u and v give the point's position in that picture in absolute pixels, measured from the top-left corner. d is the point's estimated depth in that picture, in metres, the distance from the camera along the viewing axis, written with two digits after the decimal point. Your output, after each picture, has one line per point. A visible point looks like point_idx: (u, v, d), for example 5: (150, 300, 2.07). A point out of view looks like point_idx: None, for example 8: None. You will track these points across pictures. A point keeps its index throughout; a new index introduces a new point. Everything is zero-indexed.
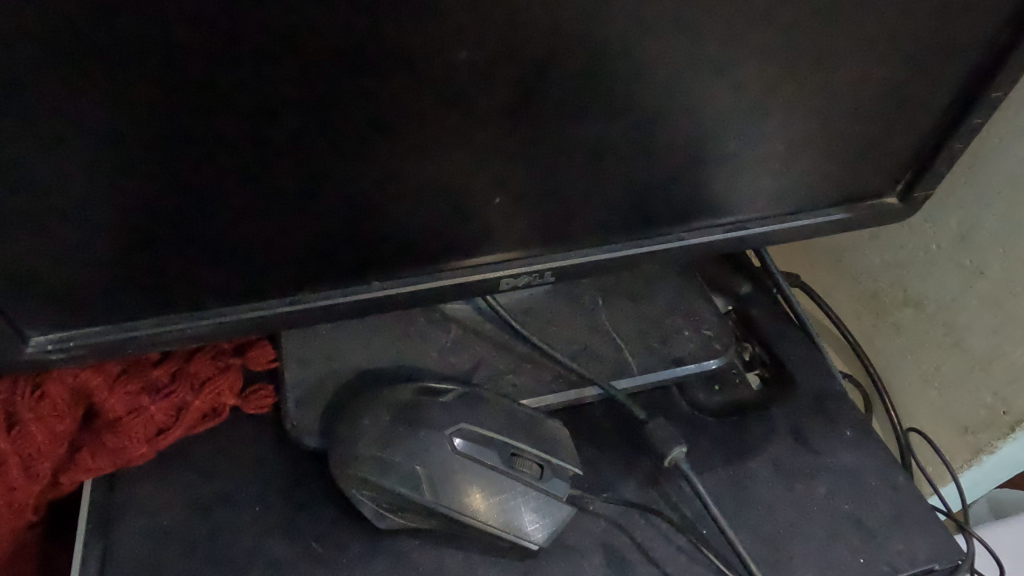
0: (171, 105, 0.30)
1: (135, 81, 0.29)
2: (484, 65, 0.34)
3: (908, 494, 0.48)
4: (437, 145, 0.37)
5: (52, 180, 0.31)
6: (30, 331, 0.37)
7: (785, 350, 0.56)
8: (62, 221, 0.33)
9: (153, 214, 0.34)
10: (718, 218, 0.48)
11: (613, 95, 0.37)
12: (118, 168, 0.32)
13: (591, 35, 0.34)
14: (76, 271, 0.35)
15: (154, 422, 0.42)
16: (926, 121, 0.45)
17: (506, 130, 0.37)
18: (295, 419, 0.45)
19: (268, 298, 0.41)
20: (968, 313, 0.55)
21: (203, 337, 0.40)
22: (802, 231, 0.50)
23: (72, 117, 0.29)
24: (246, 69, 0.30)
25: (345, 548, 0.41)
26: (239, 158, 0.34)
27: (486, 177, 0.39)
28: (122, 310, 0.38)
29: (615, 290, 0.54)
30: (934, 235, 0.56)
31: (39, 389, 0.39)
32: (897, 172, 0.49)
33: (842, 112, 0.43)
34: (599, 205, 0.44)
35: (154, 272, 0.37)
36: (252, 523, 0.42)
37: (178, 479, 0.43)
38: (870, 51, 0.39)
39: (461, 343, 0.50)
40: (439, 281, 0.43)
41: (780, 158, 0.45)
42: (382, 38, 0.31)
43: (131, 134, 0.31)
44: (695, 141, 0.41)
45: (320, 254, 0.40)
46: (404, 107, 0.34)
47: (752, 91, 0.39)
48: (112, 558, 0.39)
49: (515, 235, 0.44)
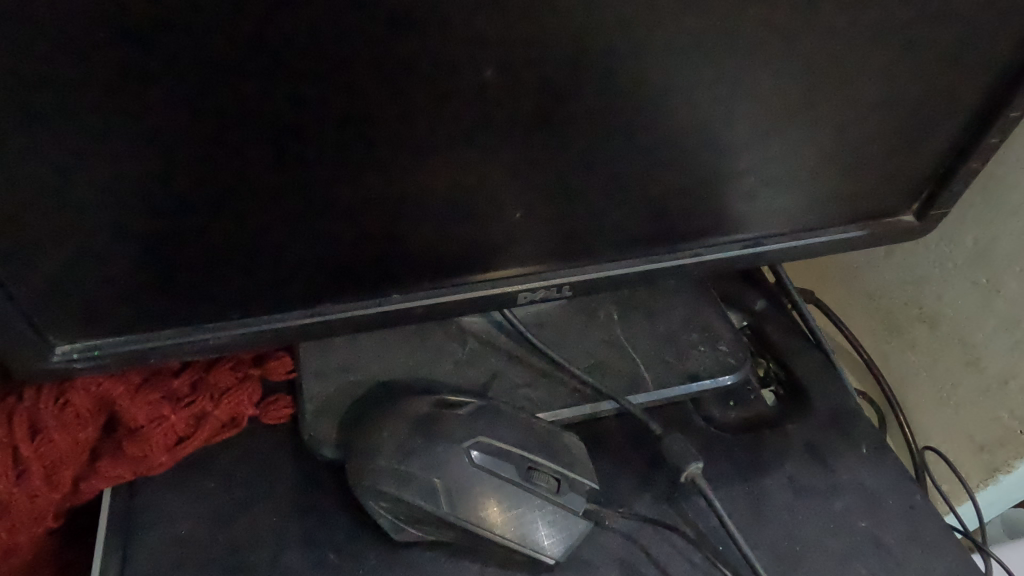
0: (199, 117, 0.31)
1: (166, 92, 0.30)
2: (507, 82, 0.34)
3: (924, 512, 0.48)
4: (458, 161, 0.37)
5: (83, 190, 0.32)
6: (56, 339, 0.38)
7: (800, 366, 0.56)
8: (90, 230, 0.34)
9: (180, 226, 0.35)
10: (735, 234, 0.48)
11: (632, 111, 0.38)
12: (146, 179, 0.32)
13: (612, 52, 0.34)
14: (101, 280, 0.36)
15: (174, 431, 0.42)
16: (942, 140, 0.45)
17: (526, 145, 0.38)
18: (311, 429, 0.45)
19: (287, 309, 0.41)
20: (985, 331, 0.55)
21: (225, 347, 0.41)
22: (818, 247, 0.50)
23: (103, 127, 0.30)
24: (274, 85, 0.31)
25: (360, 558, 0.42)
26: (263, 171, 0.34)
27: (506, 192, 0.40)
28: (146, 320, 0.39)
29: (630, 305, 0.55)
30: (950, 253, 0.56)
31: (62, 398, 0.40)
32: (913, 190, 0.49)
33: (858, 130, 0.43)
34: (616, 220, 0.44)
35: (177, 281, 0.38)
36: (269, 532, 0.42)
37: (196, 487, 0.44)
38: (886, 70, 0.40)
39: (476, 356, 0.50)
40: (457, 293, 0.44)
41: (797, 175, 0.45)
42: (407, 55, 0.32)
43: (161, 145, 0.31)
44: (712, 158, 0.42)
45: (341, 266, 0.41)
46: (427, 123, 0.35)
47: (771, 107, 0.40)
48: (130, 564, 0.40)
49: (533, 249, 0.44)
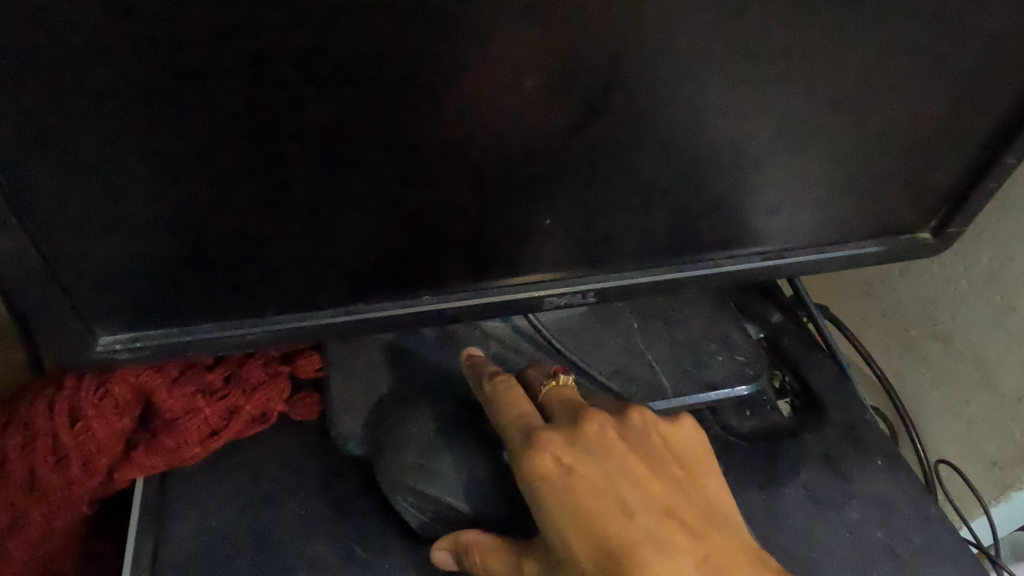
0: (252, 117, 0.33)
1: (223, 93, 0.31)
2: (546, 92, 0.36)
3: (938, 523, 0.48)
4: (493, 167, 0.39)
5: (138, 184, 0.33)
6: (101, 330, 0.39)
7: (817, 378, 0.56)
8: (141, 223, 0.35)
9: (226, 222, 0.36)
10: (756, 246, 0.49)
11: (661, 122, 0.39)
12: (199, 175, 0.34)
13: (645, 65, 0.36)
14: (148, 273, 0.37)
15: (208, 423, 0.43)
16: (961, 159, 0.47)
17: (559, 153, 0.39)
18: (339, 426, 0.46)
19: (323, 307, 0.43)
20: (998, 349, 0.56)
21: (261, 343, 0.42)
22: (837, 261, 0.51)
23: (163, 123, 0.32)
24: (326, 89, 0.33)
25: (386, 553, 0.42)
26: (309, 172, 0.36)
27: (538, 199, 0.41)
28: (187, 313, 0.40)
29: (649, 313, 0.56)
30: (963, 271, 0.57)
31: (102, 387, 0.41)
32: (932, 209, 0.50)
33: (879, 147, 0.44)
34: (641, 229, 0.45)
35: (220, 276, 0.39)
36: (298, 524, 0.43)
37: (226, 479, 0.45)
38: (908, 89, 0.41)
39: (500, 360, 0.51)
40: (486, 296, 0.45)
41: (819, 189, 0.46)
42: (452, 65, 0.33)
43: (215, 143, 0.33)
44: (737, 171, 0.43)
45: (377, 267, 0.42)
46: (466, 129, 0.36)
47: (797, 120, 0.41)
48: (163, 551, 0.41)
49: (561, 255, 0.45)
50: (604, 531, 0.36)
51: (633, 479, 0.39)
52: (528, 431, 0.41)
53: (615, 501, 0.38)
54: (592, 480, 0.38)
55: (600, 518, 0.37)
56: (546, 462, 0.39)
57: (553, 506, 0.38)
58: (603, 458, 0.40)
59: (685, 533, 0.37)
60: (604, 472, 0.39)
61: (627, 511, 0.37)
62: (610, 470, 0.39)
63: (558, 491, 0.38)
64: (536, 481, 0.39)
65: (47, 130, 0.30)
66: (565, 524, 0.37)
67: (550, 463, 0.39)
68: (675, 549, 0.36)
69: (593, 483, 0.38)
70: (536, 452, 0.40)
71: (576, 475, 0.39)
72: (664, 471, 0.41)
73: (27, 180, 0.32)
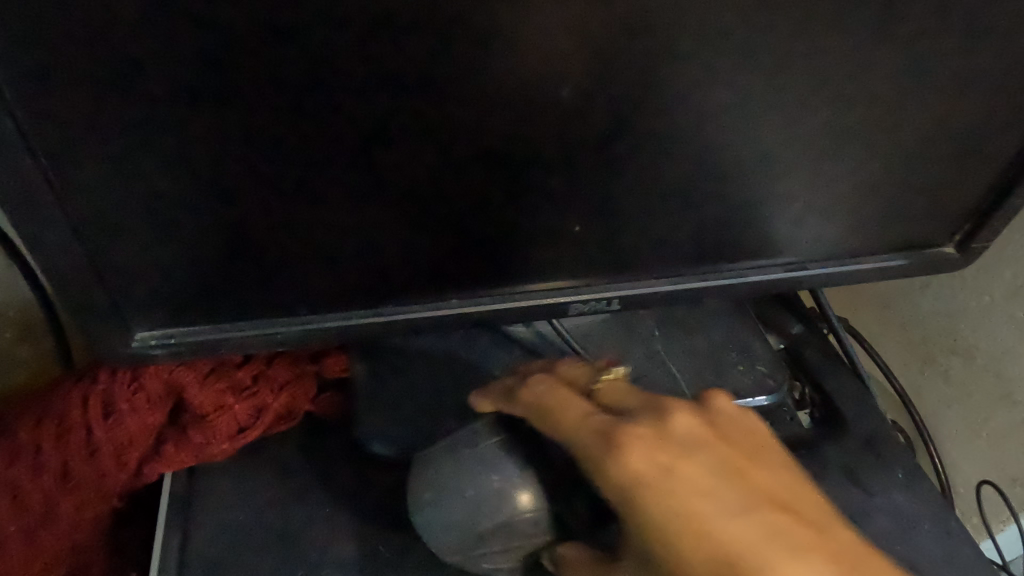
0: (294, 120, 0.34)
1: (268, 96, 0.32)
2: (580, 101, 0.36)
3: (959, 538, 0.48)
4: (525, 173, 0.39)
5: (182, 183, 0.35)
6: (137, 325, 0.40)
7: (838, 390, 0.56)
8: (182, 222, 0.36)
9: (263, 222, 0.37)
10: (781, 257, 0.49)
11: (691, 132, 0.39)
12: (240, 176, 0.35)
13: (677, 76, 0.36)
14: (185, 271, 0.38)
15: (236, 420, 0.44)
16: (988, 175, 0.47)
17: (591, 161, 0.40)
18: (366, 426, 0.47)
19: (352, 308, 0.43)
20: (1021, 365, 0.56)
21: (291, 342, 0.43)
22: (860, 274, 0.51)
23: (209, 125, 0.33)
24: (366, 94, 0.33)
25: (409, 552, 0.43)
26: (345, 175, 0.37)
27: (568, 206, 0.42)
28: (219, 311, 0.41)
29: (671, 322, 0.56)
30: (986, 286, 0.57)
31: (135, 381, 0.42)
32: (955, 223, 0.50)
33: (907, 160, 0.44)
34: (668, 237, 0.46)
35: (253, 276, 0.40)
36: (323, 521, 0.44)
37: (252, 476, 0.45)
38: (936, 104, 0.41)
39: (523, 365, 0.51)
40: (513, 301, 0.45)
41: (845, 202, 0.46)
42: (489, 72, 0.34)
43: (257, 144, 0.34)
44: (764, 182, 0.43)
45: (407, 269, 0.42)
46: (501, 136, 0.37)
47: (825, 133, 0.41)
48: (192, 544, 0.42)
49: (588, 261, 0.46)
50: (714, 535, 0.33)
51: (723, 478, 0.36)
52: (602, 437, 0.38)
53: (714, 497, 0.35)
54: (725, 488, 0.36)
55: (707, 521, 0.34)
56: (631, 471, 0.36)
57: (648, 513, 0.35)
58: (688, 459, 0.37)
59: (795, 518, 0.35)
60: (688, 469, 0.36)
61: (731, 515, 0.34)
62: (706, 472, 0.36)
63: (653, 503, 0.35)
64: (625, 494, 0.36)
65: (96, 130, 0.31)
66: (670, 536, 0.34)
67: (635, 473, 0.36)
68: (806, 549, 0.34)
69: (687, 487, 0.35)
70: (625, 457, 0.36)
71: (674, 476, 0.36)
72: (744, 463, 0.38)
73: (77, 177, 0.33)
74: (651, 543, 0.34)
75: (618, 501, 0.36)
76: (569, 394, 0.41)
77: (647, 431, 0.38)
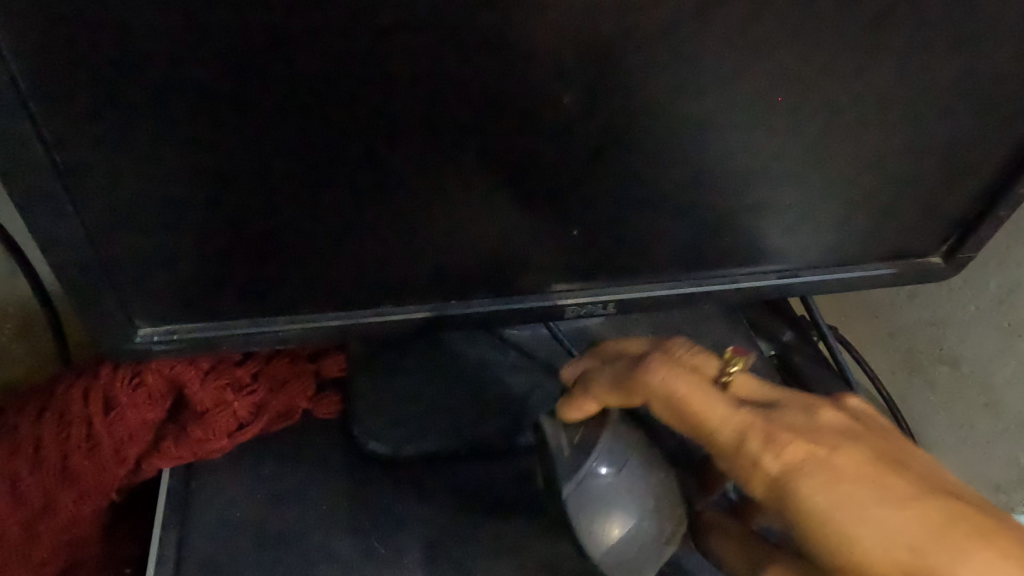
0: (303, 122, 0.34)
1: (278, 98, 0.33)
2: (581, 109, 0.37)
3: None
4: (526, 178, 0.40)
5: (190, 181, 0.35)
6: (140, 321, 0.41)
7: (827, 396, 0.58)
8: (188, 219, 0.37)
9: (268, 221, 0.38)
10: (773, 264, 0.51)
11: (688, 140, 0.40)
12: (247, 175, 0.36)
13: (676, 84, 0.37)
14: (189, 268, 0.39)
15: (235, 416, 0.45)
16: (975, 186, 0.48)
17: (591, 166, 0.41)
18: (364, 424, 0.47)
19: (353, 307, 0.44)
20: (1004, 374, 0.58)
21: (292, 340, 0.43)
22: (850, 281, 0.52)
23: (218, 125, 0.34)
24: (374, 98, 0.34)
25: (406, 550, 0.43)
26: (350, 177, 0.37)
27: (567, 210, 0.43)
28: (222, 308, 0.41)
29: (664, 327, 0.57)
30: (972, 296, 0.58)
31: (136, 377, 0.42)
32: (943, 234, 0.52)
33: (896, 171, 0.46)
34: (663, 243, 0.47)
35: (257, 274, 0.40)
36: (320, 518, 0.44)
37: (251, 472, 0.46)
38: (926, 117, 0.43)
39: (519, 367, 0.52)
40: (511, 304, 0.46)
41: (836, 211, 0.48)
42: (494, 78, 0.35)
43: (265, 144, 0.35)
44: (759, 190, 0.45)
45: (408, 270, 0.43)
46: (503, 141, 0.38)
47: (818, 143, 0.43)
48: (191, 539, 0.42)
49: (584, 265, 0.46)
50: (876, 568, 0.29)
51: (881, 466, 0.33)
52: (744, 426, 0.35)
53: (913, 484, 0.32)
54: (875, 480, 0.32)
55: (859, 532, 0.30)
56: (782, 460, 0.33)
57: (823, 503, 0.31)
58: (841, 449, 0.33)
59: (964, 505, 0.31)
60: (919, 463, 0.34)
61: (894, 505, 0.31)
62: (866, 462, 0.33)
63: (815, 501, 0.31)
64: (791, 476, 0.32)
65: (107, 125, 0.32)
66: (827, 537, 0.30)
67: (786, 461, 0.33)
68: (973, 541, 0.29)
69: (848, 479, 0.31)
70: (779, 447, 0.33)
71: (832, 466, 0.32)
72: (902, 467, 0.33)
73: (87, 173, 0.33)
74: (825, 546, 0.30)
75: (767, 496, 0.33)
76: (686, 376, 0.37)
77: (801, 424, 0.35)
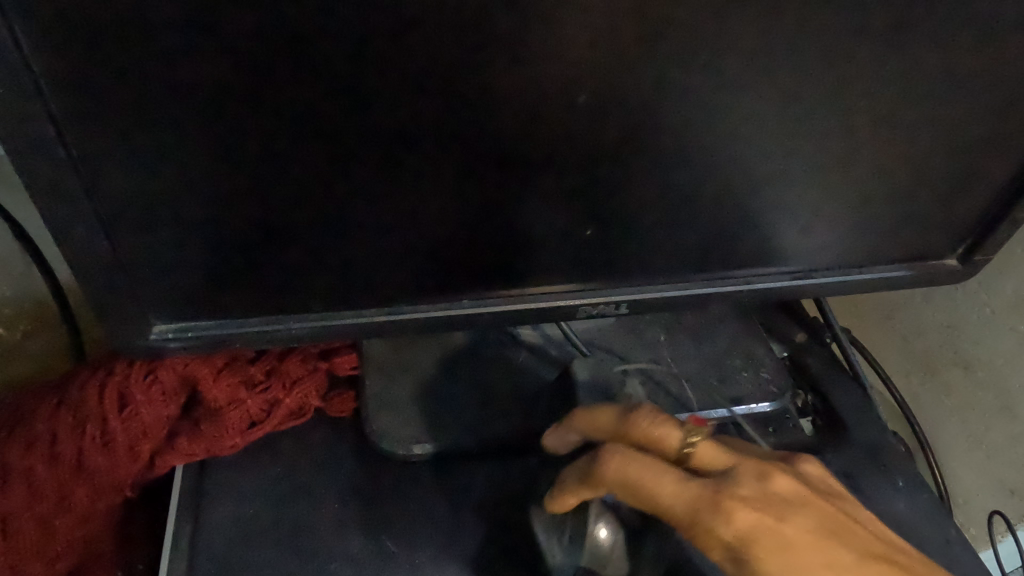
0: (317, 121, 0.34)
1: (293, 97, 0.33)
2: (594, 108, 0.37)
3: (959, 547, 0.49)
4: (539, 177, 0.40)
5: (206, 180, 0.35)
6: (155, 319, 0.41)
7: (839, 399, 0.57)
8: (204, 218, 0.37)
9: (282, 220, 0.38)
10: (786, 265, 0.50)
11: (701, 141, 0.40)
12: (262, 174, 0.36)
13: (690, 83, 0.37)
14: (204, 267, 0.39)
15: (248, 414, 0.45)
16: (992, 187, 0.47)
17: (604, 166, 0.40)
18: (375, 423, 0.47)
19: (365, 306, 0.44)
20: (1020, 378, 0.57)
21: (304, 339, 0.44)
22: (864, 284, 0.52)
23: (234, 124, 0.34)
24: (388, 97, 0.34)
25: (416, 549, 0.43)
26: (363, 176, 0.37)
27: (580, 209, 0.42)
28: (237, 306, 0.42)
29: (677, 327, 0.57)
30: (988, 299, 0.58)
31: (151, 374, 0.43)
32: (959, 236, 0.51)
33: (912, 172, 0.45)
34: (676, 244, 0.46)
35: (270, 272, 0.41)
36: (331, 516, 0.44)
37: (262, 470, 0.46)
38: (942, 117, 0.42)
39: (530, 367, 0.52)
40: (523, 303, 0.46)
41: (850, 213, 0.47)
42: (507, 77, 0.35)
43: (279, 144, 0.35)
44: (772, 191, 0.44)
45: (421, 270, 0.43)
46: (517, 140, 0.38)
47: (833, 144, 0.42)
48: (203, 536, 0.43)
49: (597, 265, 0.46)
50: None
51: (824, 534, 0.36)
52: (695, 499, 0.35)
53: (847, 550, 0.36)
54: (819, 551, 0.36)
55: None
56: (734, 528, 0.35)
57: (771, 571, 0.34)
58: (793, 517, 0.36)
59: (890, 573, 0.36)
60: (852, 523, 0.38)
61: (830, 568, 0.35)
62: (811, 529, 0.36)
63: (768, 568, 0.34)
64: (746, 547, 0.35)
65: (125, 123, 0.32)
66: None
67: (738, 529, 0.35)
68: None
69: (796, 549, 0.35)
70: (737, 516, 0.35)
71: (784, 537, 0.35)
72: (847, 532, 0.37)
73: (105, 172, 0.34)
74: None
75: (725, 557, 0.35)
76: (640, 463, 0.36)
77: (752, 492, 0.36)
